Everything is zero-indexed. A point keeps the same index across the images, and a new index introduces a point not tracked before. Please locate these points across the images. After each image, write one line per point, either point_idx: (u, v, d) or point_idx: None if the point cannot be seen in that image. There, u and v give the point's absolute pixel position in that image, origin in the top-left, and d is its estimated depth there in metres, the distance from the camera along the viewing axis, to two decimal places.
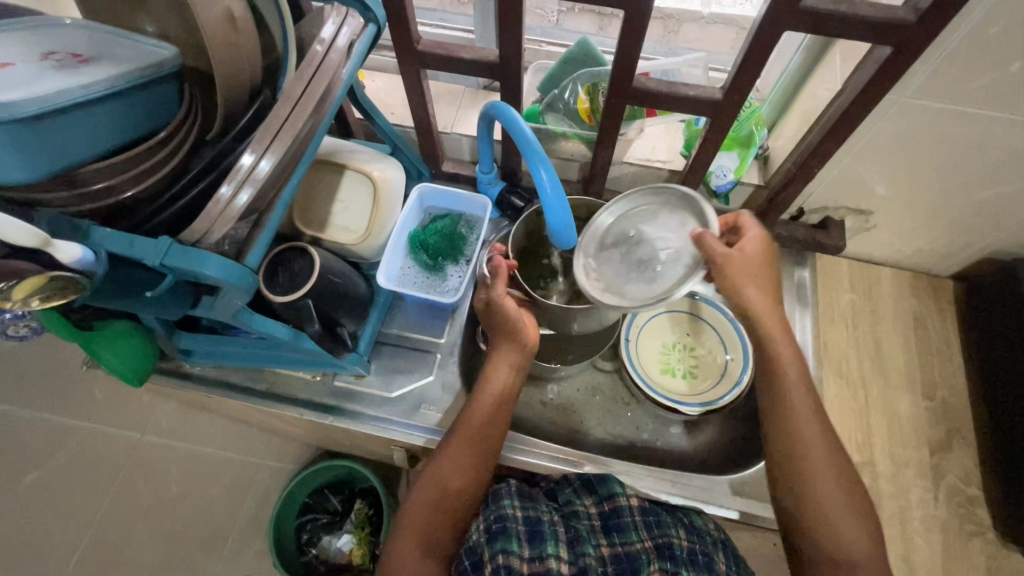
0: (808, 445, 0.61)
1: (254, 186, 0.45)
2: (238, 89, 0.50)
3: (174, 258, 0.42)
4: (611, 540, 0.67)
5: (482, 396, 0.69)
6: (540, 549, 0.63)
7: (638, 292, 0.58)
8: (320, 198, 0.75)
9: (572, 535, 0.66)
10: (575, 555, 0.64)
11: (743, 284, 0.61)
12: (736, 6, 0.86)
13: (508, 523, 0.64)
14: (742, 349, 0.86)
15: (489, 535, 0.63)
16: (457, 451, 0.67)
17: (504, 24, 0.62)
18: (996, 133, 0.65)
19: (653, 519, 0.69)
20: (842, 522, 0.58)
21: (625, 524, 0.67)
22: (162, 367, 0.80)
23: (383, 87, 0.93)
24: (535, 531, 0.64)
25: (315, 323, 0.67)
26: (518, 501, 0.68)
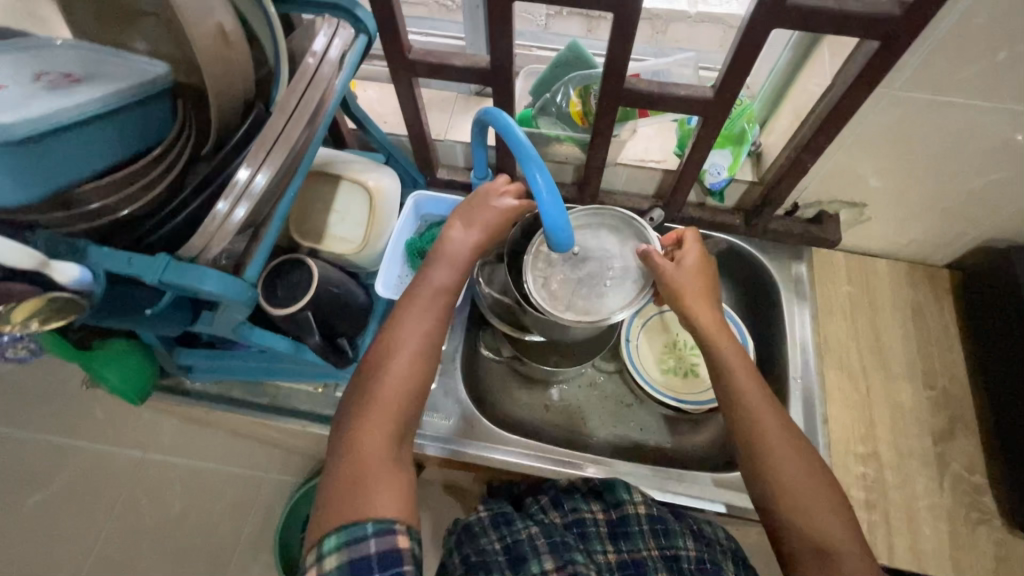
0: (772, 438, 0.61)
1: (250, 201, 0.46)
2: (230, 103, 0.50)
3: (172, 275, 0.42)
4: (618, 547, 0.69)
5: (394, 331, 0.61)
6: (525, 571, 0.64)
7: (597, 304, 0.68)
8: (315, 210, 0.75)
9: (555, 542, 0.67)
10: (563, 561, 0.65)
11: (688, 293, 0.67)
12: (723, 5, 0.86)
13: (488, 556, 0.66)
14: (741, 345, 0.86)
15: (468, 570, 0.65)
16: (376, 393, 0.58)
17: (495, 30, 0.63)
18: (985, 122, 0.65)
19: (661, 528, 0.69)
20: (813, 504, 0.58)
21: (632, 532, 0.69)
22: (162, 384, 0.80)
23: (375, 96, 0.93)
24: (517, 554, 0.65)
25: (316, 334, 0.65)
26: (496, 532, 0.68)
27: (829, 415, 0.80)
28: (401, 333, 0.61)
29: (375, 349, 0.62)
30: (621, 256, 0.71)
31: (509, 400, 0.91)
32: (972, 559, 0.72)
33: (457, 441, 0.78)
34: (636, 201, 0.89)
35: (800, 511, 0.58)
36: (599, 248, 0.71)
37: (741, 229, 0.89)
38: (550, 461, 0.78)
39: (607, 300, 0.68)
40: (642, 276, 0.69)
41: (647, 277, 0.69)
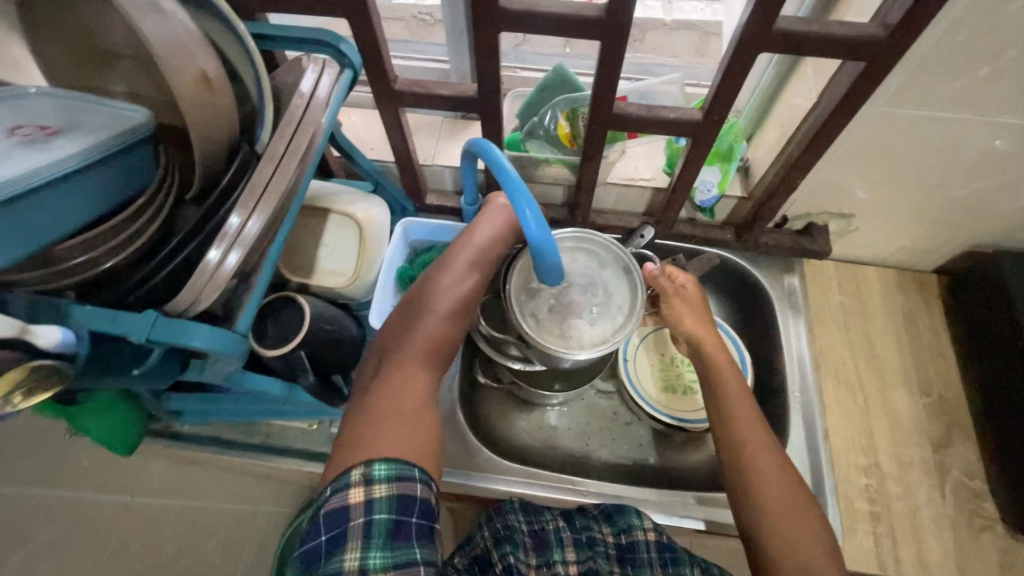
0: (756, 463, 0.61)
1: (243, 247, 0.45)
2: (216, 149, 0.49)
3: (161, 331, 0.40)
4: (624, 572, 0.64)
5: (431, 281, 0.62)
6: (547, 557, 0.63)
7: (582, 334, 0.68)
8: (304, 244, 0.73)
9: (580, 538, 0.66)
10: (584, 557, 0.64)
11: (682, 314, 0.74)
12: (699, 12, 0.89)
13: (515, 531, 0.65)
14: (739, 359, 0.86)
15: (496, 540, 0.64)
16: (410, 344, 0.58)
17: (482, 59, 0.62)
18: (968, 134, 0.67)
19: (670, 556, 0.64)
20: (797, 539, 0.57)
21: (640, 559, 0.65)
22: (151, 429, 0.77)
23: (360, 123, 0.92)
24: (541, 540, 0.65)
25: (309, 373, 0.62)
26: (523, 513, 0.68)
27: (829, 427, 0.80)
28: (441, 285, 0.62)
29: (409, 300, 0.62)
30: (603, 283, 0.71)
31: (508, 426, 0.90)
32: (978, 566, 0.72)
33: (460, 473, 0.77)
34: (627, 220, 0.89)
35: (775, 534, 0.57)
36: (585, 275, 0.71)
37: (733, 243, 0.89)
38: (555, 488, 0.77)
39: (597, 330, 0.68)
40: (625, 303, 0.69)
41: (630, 304, 0.69)
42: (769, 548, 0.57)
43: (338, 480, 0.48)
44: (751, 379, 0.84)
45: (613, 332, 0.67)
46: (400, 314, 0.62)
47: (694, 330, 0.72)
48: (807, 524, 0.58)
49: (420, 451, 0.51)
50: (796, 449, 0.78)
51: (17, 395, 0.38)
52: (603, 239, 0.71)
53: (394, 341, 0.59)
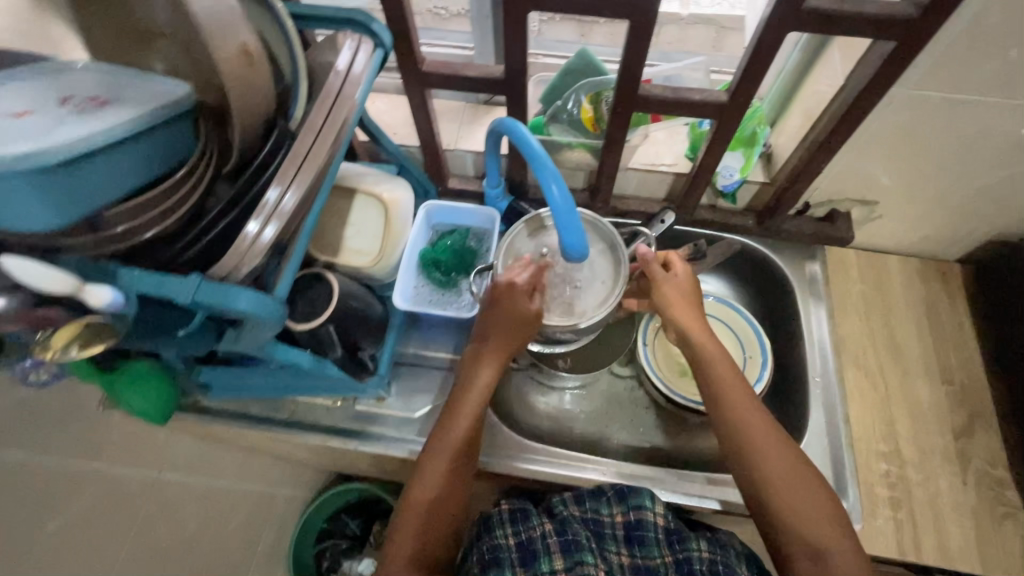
0: (767, 452, 0.62)
1: (280, 220, 0.46)
2: (255, 122, 0.50)
3: (206, 294, 0.42)
4: (632, 551, 0.69)
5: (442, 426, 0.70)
6: (535, 569, 0.65)
7: (571, 304, 0.74)
8: (330, 223, 0.75)
9: (567, 542, 0.67)
10: (572, 562, 0.66)
11: (677, 305, 0.69)
12: (715, 6, 0.86)
13: (500, 553, 0.67)
14: (759, 345, 0.85)
15: (483, 563, 0.67)
16: (416, 500, 0.67)
17: (510, 39, 0.63)
18: (998, 118, 0.66)
19: (675, 535, 0.69)
20: (818, 521, 0.58)
21: (647, 538, 0.68)
22: (180, 403, 0.79)
23: (384, 107, 0.93)
24: (529, 552, 0.67)
25: (338, 348, 0.67)
26: (511, 527, 0.70)
27: (849, 413, 0.80)
28: (439, 449, 0.69)
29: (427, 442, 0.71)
30: (588, 261, 0.76)
31: (527, 408, 0.91)
32: (998, 555, 0.72)
33: (480, 450, 0.78)
34: (648, 205, 0.89)
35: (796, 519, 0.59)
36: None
37: (754, 229, 0.89)
38: (571, 466, 0.78)
39: (584, 300, 0.74)
40: (608, 277, 0.75)
41: (617, 276, 0.75)
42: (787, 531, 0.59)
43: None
44: (772, 364, 0.83)
45: (598, 304, 0.73)
46: (425, 448, 0.70)
47: (684, 318, 0.69)
48: (820, 501, 0.59)
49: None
50: (816, 434, 0.78)
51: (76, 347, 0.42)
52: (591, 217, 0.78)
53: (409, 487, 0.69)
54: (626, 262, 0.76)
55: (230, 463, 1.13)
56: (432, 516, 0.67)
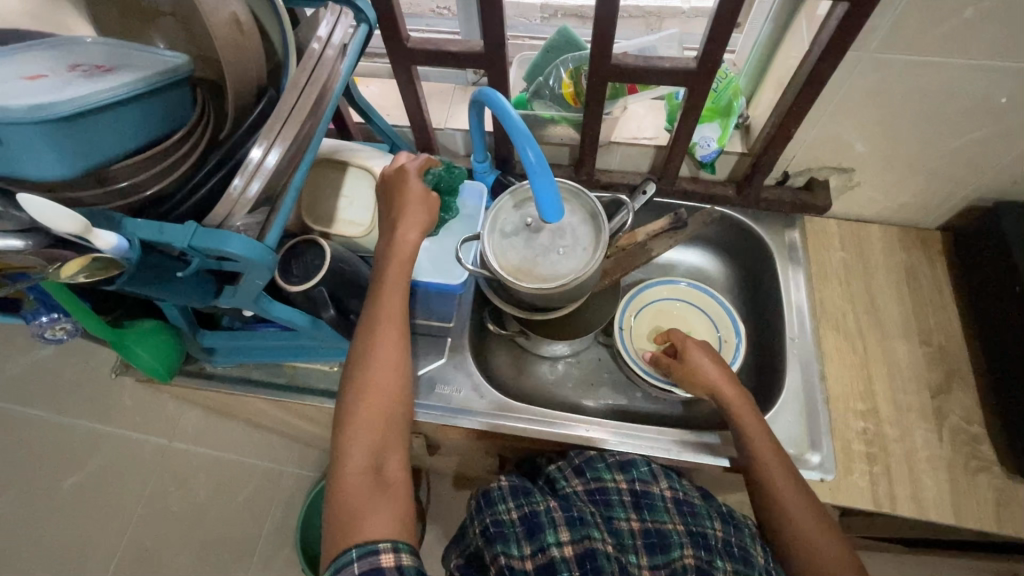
0: (787, 501, 0.67)
1: (264, 177, 0.49)
2: (247, 87, 0.54)
3: (201, 239, 0.46)
4: (642, 516, 0.72)
5: (367, 338, 0.64)
6: (540, 541, 0.67)
7: (553, 268, 0.77)
8: (325, 195, 0.79)
9: (572, 517, 0.68)
10: (579, 535, 0.67)
11: (717, 381, 0.75)
12: None
13: (505, 527, 0.69)
14: (734, 329, 0.90)
15: (488, 538, 0.68)
16: (358, 413, 0.62)
17: (487, 14, 0.66)
18: (962, 80, 0.68)
19: (686, 507, 0.73)
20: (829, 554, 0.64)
21: (656, 505, 0.72)
22: (186, 369, 0.84)
23: (377, 91, 0.98)
24: (534, 524, 0.68)
25: (331, 309, 0.69)
26: (513, 501, 0.71)
27: (827, 374, 0.82)
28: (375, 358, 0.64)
29: (352, 356, 0.65)
30: (570, 228, 0.80)
31: (521, 375, 0.94)
32: (973, 506, 0.74)
33: (475, 412, 0.81)
34: (630, 178, 0.92)
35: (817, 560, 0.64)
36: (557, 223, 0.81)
37: (735, 199, 0.92)
38: (556, 425, 0.81)
39: (567, 263, 0.77)
40: (590, 243, 0.79)
41: (596, 239, 0.78)
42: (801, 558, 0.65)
43: (337, 560, 0.56)
44: (745, 347, 0.88)
45: (580, 269, 0.77)
46: (348, 362, 0.65)
47: (728, 394, 0.74)
48: (825, 527, 0.66)
49: (396, 525, 0.58)
50: (791, 391, 0.81)
51: (84, 274, 0.49)
52: (567, 185, 0.82)
53: (342, 407, 0.63)
54: (607, 227, 0.79)
55: (237, 438, 1.18)
56: (383, 427, 0.62)
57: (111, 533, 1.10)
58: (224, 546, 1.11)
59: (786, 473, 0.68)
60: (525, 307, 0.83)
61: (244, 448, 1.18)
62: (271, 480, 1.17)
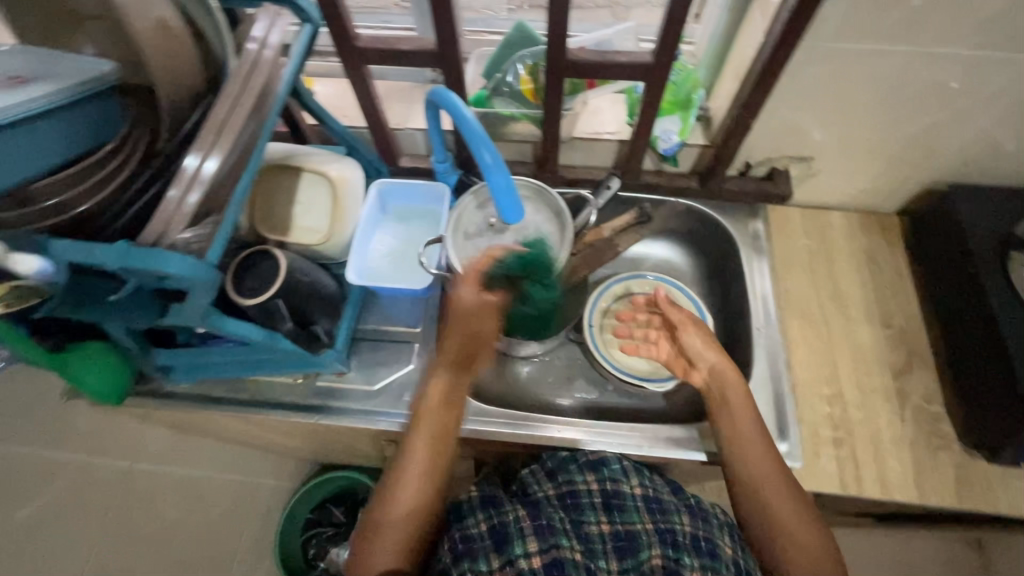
0: (769, 488, 0.68)
1: (202, 187, 0.47)
2: (181, 95, 0.52)
3: (135, 258, 0.43)
4: (612, 519, 0.70)
5: (415, 439, 0.73)
6: (508, 553, 0.65)
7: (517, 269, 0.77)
8: (279, 201, 0.76)
9: (540, 525, 0.67)
10: (547, 545, 0.65)
11: (703, 351, 0.77)
12: None
13: (474, 541, 0.67)
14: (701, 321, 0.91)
15: (456, 554, 0.67)
16: (403, 503, 0.70)
17: (437, 11, 0.65)
18: (911, 67, 0.69)
19: (655, 505, 0.72)
20: (807, 539, 0.66)
21: (626, 506, 0.71)
22: (140, 389, 0.80)
23: (332, 92, 0.95)
24: (502, 535, 0.67)
25: (289, 321, 0.68)
26: (482, 514, 0.70)
27: (793, 361, 0.84)
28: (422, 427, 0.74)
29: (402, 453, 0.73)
30: (534, 227, 0.79)
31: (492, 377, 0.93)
32: (935, 483, 0.75)
33: None
34: (595, 173, 0.91)
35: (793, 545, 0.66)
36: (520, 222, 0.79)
37: (698, 191, 0.92)
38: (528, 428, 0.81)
39: (533, 264, 0.77)
40: (554, 242, 0.78)
41: (560, 239, 0.78)
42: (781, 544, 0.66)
43: None
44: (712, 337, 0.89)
45: (545, 269, 0.76)
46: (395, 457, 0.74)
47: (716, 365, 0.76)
48: (801, 512, 0.67)
49: None
50: (760, 380, 0.82)
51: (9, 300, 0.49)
52: (530, 184, 0.81)
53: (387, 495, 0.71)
54: (571, 226, 0.78)
55: (208, 453, 1.14)
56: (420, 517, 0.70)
57: (74, 560, 1.06)
58: (198, 566, 1.08)
59: (764, 456, 0.70)
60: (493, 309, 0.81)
61: (214, 463, 1.15)
62: (245, 494, 1.14)
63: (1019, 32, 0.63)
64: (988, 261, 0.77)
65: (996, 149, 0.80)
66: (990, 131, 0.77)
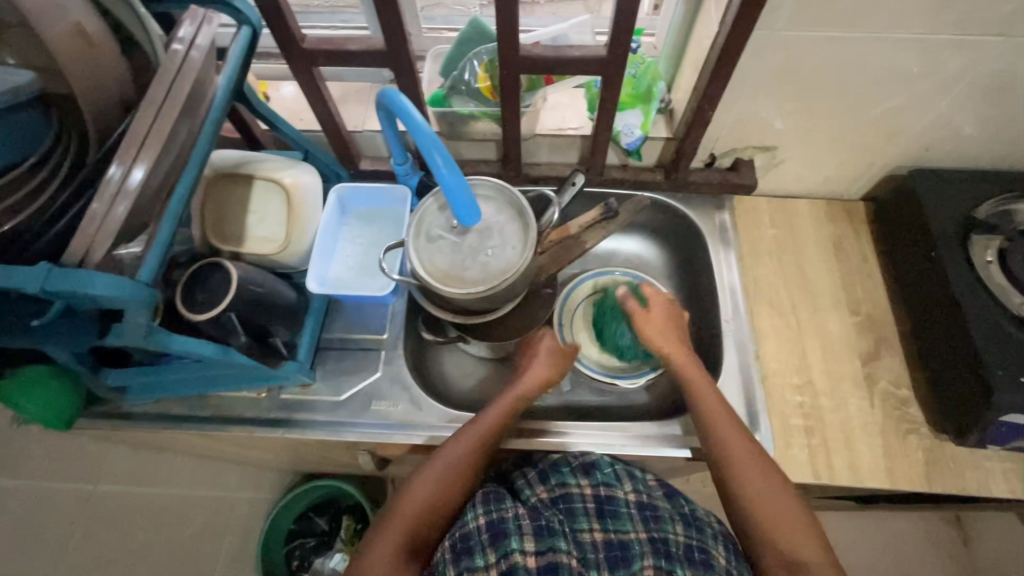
0: (746, 472, 0.67)
1: (128, 199, 0.47)
2: (106, 104, 0.49)
3: (55, 281, 0.41)
4: (605, 526, 0.69)
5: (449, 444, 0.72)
6: (504, 547, 0.64)
7: (479, 272, 0.75)
8: (231, 211, 0.73)
9: (539, 526, 0.67)
10: (544, 546, 0.65)
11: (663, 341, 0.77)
12: None
13: (471, 540, 0.66)
14: None
15: (454, 554, 0.65)
16: (415, 499, 0.69)
17: (381, 9, 0.63)
18: (866, 54, 0.69)
19: (650, 512, 0.71)
20: (789, 530, 0.63)
21: (620, 512, 0.70)
22: (96, 411, 0.77)
23: (286, 96, 0.92)
24: (499, 531, 0.66)
25: (241, 335, 0.67)
26: (482, 508, 0.69)
27: (762, 352, 0.84)
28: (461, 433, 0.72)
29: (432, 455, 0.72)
30: (497, 228, 0.77)
31: (464, 380, 0.92)
32: (905, 468, 0.76)
33: (415, 426, 0.78)
34: (559, 169, 0.90)
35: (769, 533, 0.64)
36: (483, 222, 0.78)
37: (664, 184, 0.91)
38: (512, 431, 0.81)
39: (495, 266, 0.75)
40: (518, 242, 0.76)
41: (524, 238, 0.76)
42: (761, 533, 0.64)
43: None
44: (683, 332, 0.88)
45: (509, 269, 0.74)
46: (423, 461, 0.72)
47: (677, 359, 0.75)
48: (788, 504, 0.65)
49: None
50: (729, 372, 0.82)
51: None
52: (493, 184, 0.79)
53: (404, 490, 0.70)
54: (535, 225, 0.76)
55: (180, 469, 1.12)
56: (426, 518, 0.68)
57: None
58: None
59: (740, 440, 0.69)
60: (460, 312, 0.80)
61: (186, 481, 1.12)
62: (220, 511, 1.12)
63: (970, 15, 0.63)
64: (950, 245, 0.78)
65: (955, 133, 0.80)
66: (948, 115, 0.77)
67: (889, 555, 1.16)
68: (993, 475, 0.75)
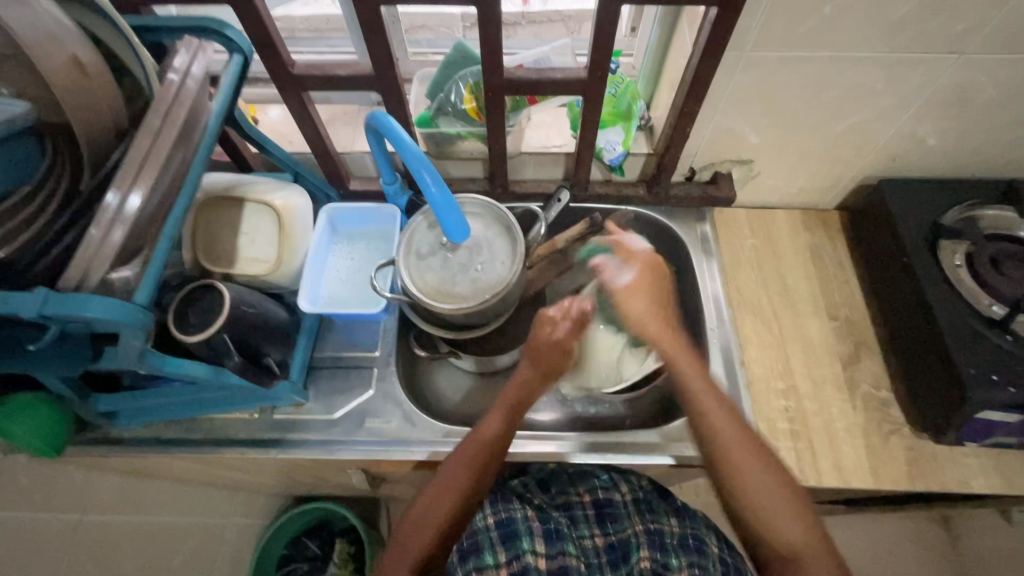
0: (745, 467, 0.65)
1: (125, 223, 0.47)
2: (101, 131, 0.51)
3: (54, 306, 0.42)
4: (604, 530, 0.73)
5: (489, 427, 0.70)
6: (516, 548, 0.68)
7: (468, 288, 0.76)
8: (222, 234, 0.74)
9: (549, 529, 0.70)
10: (553, 549, 0.69)
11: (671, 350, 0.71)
12: None
13: (479, 536, 0.70)
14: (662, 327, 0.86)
15: (462, 556, 0.69)
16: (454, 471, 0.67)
17: (369, 36, 0.65)
18: (832, 71, 0.73)
19: (645, 506, 0.74)
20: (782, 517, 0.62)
21: (618, 513, 0.73)
22: (84, 437, 0.76)
23: (276, 119, 0.94)
24: (509, 531, 0.69)
25: (235, 355, 0.66)
26: (490, 509, 0.72)
27: (747, 358, 0.86)
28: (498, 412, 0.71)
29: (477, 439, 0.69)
30: (486, 243, 0.79)
31: (455, 395, 0.92)
32: (889, 468, 0.78)
33: (408, 441, 0.79)
34: (545, 186, 0.92)
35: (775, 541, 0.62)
36: (471, 238, 0.79)
37: (646, 198, 0.94)
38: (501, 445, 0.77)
39: (484, 283, 0.76)
40: (507, 256, 0.78)
41: (511, 253, 0.78)
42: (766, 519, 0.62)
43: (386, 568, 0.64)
44: None
45: (500, 283, 0.76)
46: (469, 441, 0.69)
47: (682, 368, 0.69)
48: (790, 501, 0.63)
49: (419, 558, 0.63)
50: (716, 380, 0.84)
51: None
52: (480, 201, 0.81)
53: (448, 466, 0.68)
54: (522, 240, 0.78)
55: (170, 497, 1.10)
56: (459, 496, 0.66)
57: None
58: None
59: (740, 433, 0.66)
60: (452, 327, 0.80)
61: (176, 507, 1.10)
62: None
63: (924, 35, 0.67)
64: (920, 253, 0.81)
65: (919, 144, 0.84)
66: (912, 127, 0.81)
67: (881, 557, 1.18)
68: (973, 472, 0.77)
